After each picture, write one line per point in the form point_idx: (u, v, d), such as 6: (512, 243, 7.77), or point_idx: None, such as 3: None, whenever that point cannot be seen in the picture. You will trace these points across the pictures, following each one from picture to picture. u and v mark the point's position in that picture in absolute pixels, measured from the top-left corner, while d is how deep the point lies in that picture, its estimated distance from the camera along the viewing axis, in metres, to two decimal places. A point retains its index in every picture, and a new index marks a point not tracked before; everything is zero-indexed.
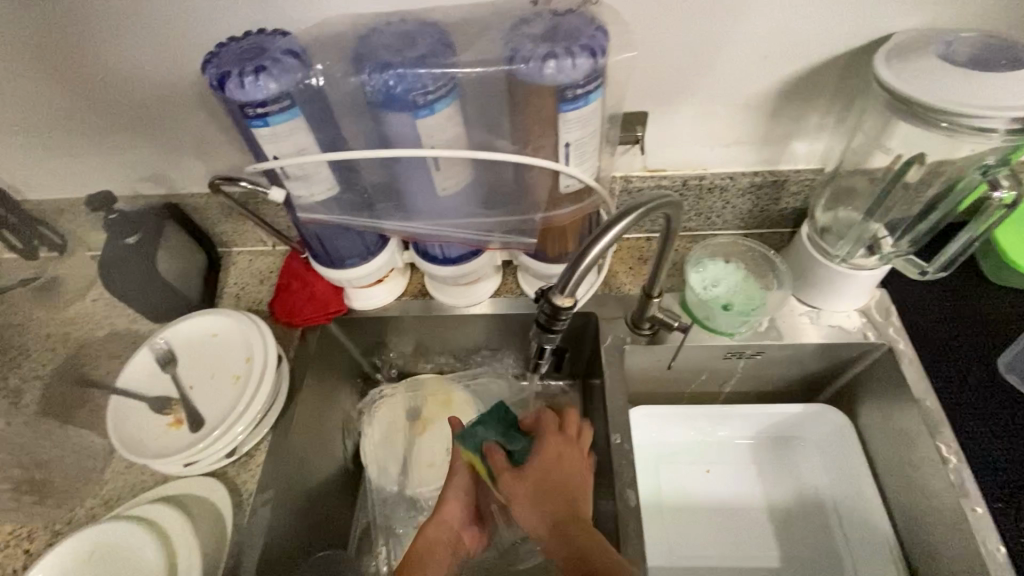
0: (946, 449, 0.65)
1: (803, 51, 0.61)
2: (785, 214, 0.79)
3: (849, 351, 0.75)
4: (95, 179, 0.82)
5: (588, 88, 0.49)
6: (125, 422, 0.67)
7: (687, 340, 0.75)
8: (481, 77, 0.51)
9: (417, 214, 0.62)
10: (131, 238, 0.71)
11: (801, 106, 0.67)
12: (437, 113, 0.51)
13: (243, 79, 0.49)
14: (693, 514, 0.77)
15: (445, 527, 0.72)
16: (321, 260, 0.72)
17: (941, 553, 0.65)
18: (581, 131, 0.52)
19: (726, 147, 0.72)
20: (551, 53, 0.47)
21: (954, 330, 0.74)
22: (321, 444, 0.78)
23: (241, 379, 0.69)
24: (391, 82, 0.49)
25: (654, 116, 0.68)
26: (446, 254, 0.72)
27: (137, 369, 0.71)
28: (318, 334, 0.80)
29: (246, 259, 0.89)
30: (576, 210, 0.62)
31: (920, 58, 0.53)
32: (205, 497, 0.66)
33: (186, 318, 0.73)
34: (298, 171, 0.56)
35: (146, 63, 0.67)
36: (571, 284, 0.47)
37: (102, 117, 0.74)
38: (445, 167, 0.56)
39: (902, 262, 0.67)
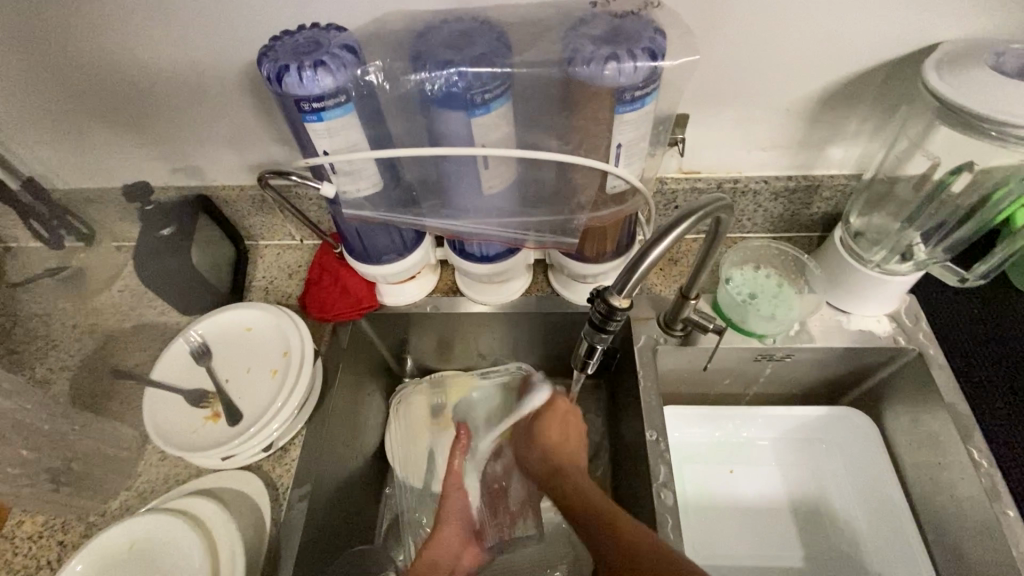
0: (978, 453, 0.66)
1: (849, 58, 0.61)
2: (815, 219, 0.80)
3: (878, 355, 0.75)
4: (125, 169, 0.81)
5: (646, 90, 0.49)
6: (160, 415, 0.66)
7: (721, 343, 0.75)
8: (539, 76, 0.52)
9: (460, 213, 0.62)
10: (165, 230, 0.70)
11: (842, 112, 0.67)
12: (491, 113, 0.51)
13: (302, 73, 0.48)
14: (719, 514, 0.78)
15: (449, 548, 0.73)
16: (356, 255, 0.71)
17: (970, 555, 0.66)
18: (635, 133, 0.52)
19: (764, 151, 0.72)
20: (614, 55, 0.47)
21: (979, 336, 0.75)
22: (350, 439, 0.78)
23: (278, 373, 0.69)
24: (450, 81, 0.49)
25: (695, 119, 0.69)
26: (483, 252, 0.72)
27: (172, 361, 0.70)
28: (349, 330, 0.80)
29: (273, 253, 0.88)
30: (613, 213, 0.63)
31: (970, 68, 0.54)
32: (240, 490, 0.66)
33: (220, 311, 0.73)
34: (347, 167, 0.56)
35: (186, 54, 0.66)
36: (629, 287, 0.48)
37: (136, 107, 0.73)
38: (494, 166, 0.56)
39: (941, 268, 0.69)
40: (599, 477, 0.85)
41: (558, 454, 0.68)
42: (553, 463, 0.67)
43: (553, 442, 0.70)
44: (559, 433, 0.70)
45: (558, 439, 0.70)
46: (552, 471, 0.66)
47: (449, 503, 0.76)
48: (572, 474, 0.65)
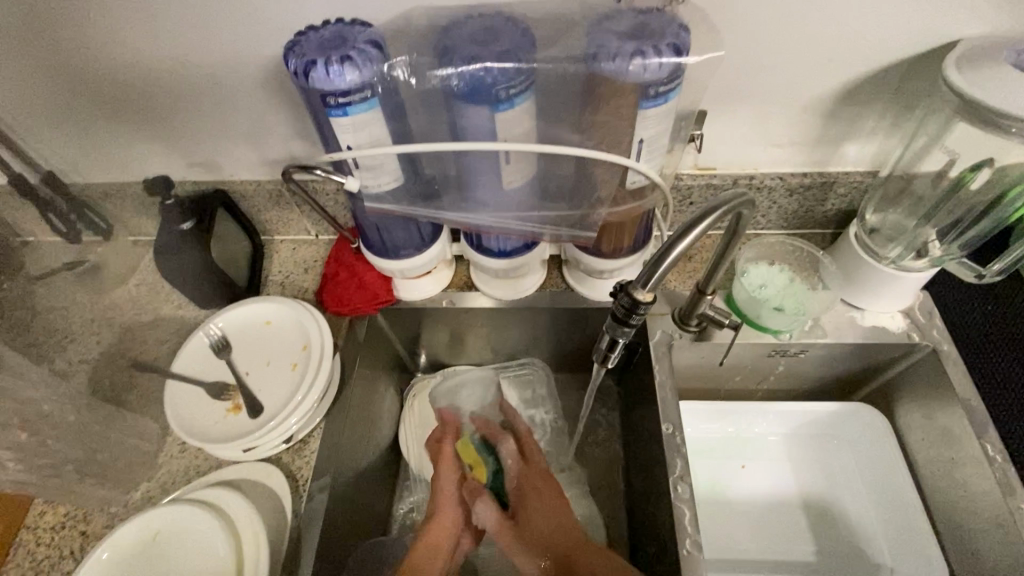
0: (992, 449, 0.66)
1: (869, 55, 0.61)
2: (829, 216, 0.80)
3: (892, 352, 0.76)
4: (144, 163, 0.82)
5: (670, 86, 0.49)
6: (182, 407, 0.67)
7: (737, 339, 0.75)
8: (563, 71, 0.52)
9: (480, 207, 0.62)
10: (185, 225, 0.70)
11: (860, 109, 0.67)
12: (516, 108, 0.51)
13: (328, 68, 0.49)
14: (732, 509, 0.78)
15: (445, 530, 0.72)
16: (374, 250, 0.72)
17: (985, 550, 0.66)
18: (657, 128, 0.53)
19: (780, 148, 0.73)
20: (640, 50, 0.48)
21: (993, 333, 0.75)
22: (366, 433, 0.79)
23: (298, 366, 0.70)
24: (474, 75, 0.49)
25: (713, 115, 0.69)
26: (501, 246, 0.73)
27: (193, 354, 0.71)
28: (366, 324, 0.80)
29: (288, 248, 0.89)
30: (630, 209, 0.63)
31: (990, 65, 0.54)
32: (260, 482, 0.67)
33: (240, 305, 0.74)
34: (370, 162, 0.56)
35: (208, 49, 0.66)
36: (653, 280, 0.48)
37: (156, 102, 0.73)
38: (515, 161, 0.56)
39: (958, 264, 0.69)
40: (612, 471, 0.85)
41: (554, 540, 0.71)
42: (558, 554, 0.70)
43: (548, 531, 0.72)
44: (546, 511, 0.74)
45: (547, 527, 0.72)
46: (559, 564, 0.70)
47: (443, 488, 0.74)
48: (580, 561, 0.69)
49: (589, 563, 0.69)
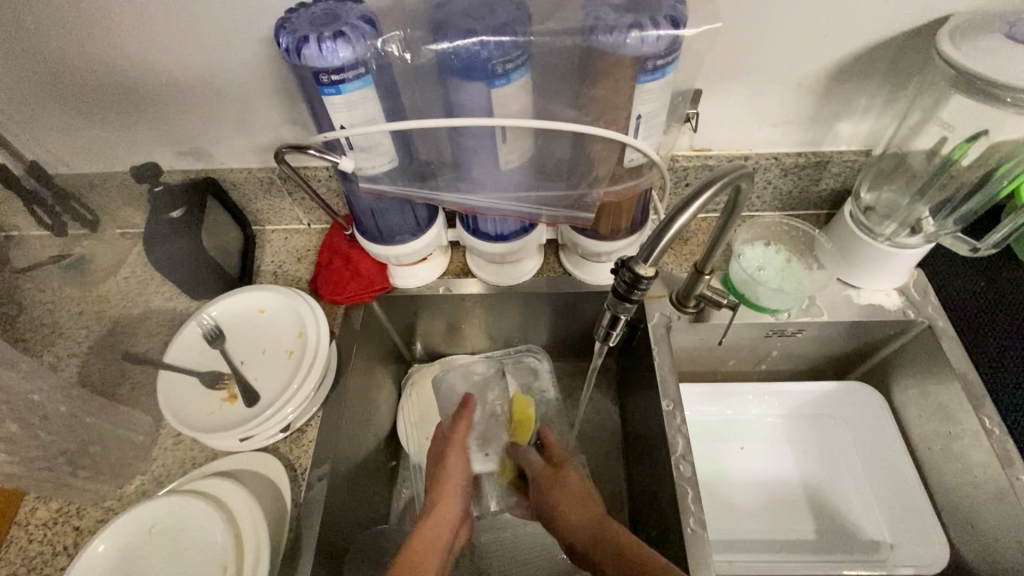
0: (989, 421, 0.66)
1: (863, 32, 0.61)
2: (823, 196, 0.80)
3: (887, 329, 0.76)
4: (129, 152, 0.79)
5: (668, 59, 0.49)
6: (176, 397, 0.66)
7: (735, 319, 0.75)
8: (557, 48, 0.52)
9: (476, 189, 0.62)
10: (174, 213, 0.68)
11: (853, 87, 0.67)
12: (512, 83, 0.51)
13: (321, 44, 0.48)
14: (731, 490, 0.78)
15: (440, 524, 0.68)
16: (369, 235, 0.71)
17: (983, 521, 0.66)
18: (654, 103, 0.53)
19: (774, 127, 0.73)
20: (636, 23, 0.48)
21: (987, 309, 0.76)
22: (364, 422, 0.78)
23: (294, 354, 0.69)
24: (469, 51, 0.49)
25: (707, 95, 0.69)
26: (498, 230, 0.72)
27: (186, 343, 0.70)
28: (362, 312, 0.79)
29: (281, 237, 0.88)
30: (627, 188, 0.63)
31: (984, 37, 0.54)
32: (259, 472, 0.66)
33: (235, 294, 0.73)
34: (365, 142, 0.55)
35: (191, 35, 0.65)
36: (655, 255, 0.48)
37: (138, 89, 0.71)
38: (512, 140, 0.56)
39: (953, 239, 0.69)
40: (611, 455, 0.85)
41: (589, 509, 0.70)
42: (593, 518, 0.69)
43: (577, 494, 0.72)
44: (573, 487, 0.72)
45: (581, 501, 0.71)
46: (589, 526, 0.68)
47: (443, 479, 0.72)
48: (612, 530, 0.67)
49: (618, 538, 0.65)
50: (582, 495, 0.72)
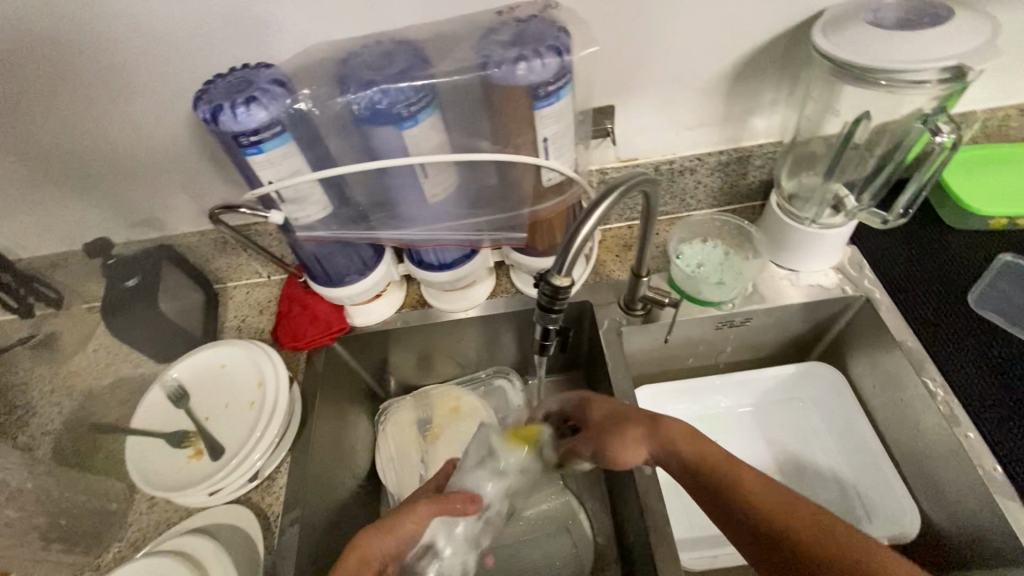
0: (933, 384, 0.68)
1: (750, 34, 0.65)
2: (754, 188, 0.84)
3: (831, 307, 0.79)
4: (87, 228, 0.83)
5: (559, 84, 0.53)
6: (145, 461, 0.68)
7: (679, 316, 0.78)
8: (458, 86, 0.55)
9: (410, 222, 0.65)
10: (130, 281, 0.73)
11: (756, 84, 0.71)
12: (421, 124, 0.54)
13: (235, 110, 0.51)
14: None
15: None
16: (319, 280, 0.74)
17: (944, 483, 0.67)
18: (557, 126, 0.56)
19: (691, 131, 0.76)
20: (522, 56, 0.52)
21: (925, 274, 0.77)
22: (338, 463, 0.80)
23: (256, 404, 0.71)
24: (375, 99, 0.53)
25: (621, 109, 0.73)
26: (441, 259, 0.75)
27: (151, 407, 0.72)
28: (324, 356, 0.81)
29: (243, 292, 0.90)
30: (557, 203, 0.66)
31: (852, 27, 0.57)
32: (233, 524, 0.67)
33: (195, 351, 0.74)
34: (294, 194, 0.59)
35: (130, 113, 0.69)
36: (567, 265, 0.51)
37: (87, 170, 0.75)
38: (432, 174, 0.59)
39: (867, 214, 0.71)
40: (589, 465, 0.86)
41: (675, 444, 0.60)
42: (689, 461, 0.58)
43: (655, 438, 0.61)
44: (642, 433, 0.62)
45: (673, 433, 0.60)
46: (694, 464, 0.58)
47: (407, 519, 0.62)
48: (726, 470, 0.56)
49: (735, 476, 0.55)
50: (697, 446, 0.59)
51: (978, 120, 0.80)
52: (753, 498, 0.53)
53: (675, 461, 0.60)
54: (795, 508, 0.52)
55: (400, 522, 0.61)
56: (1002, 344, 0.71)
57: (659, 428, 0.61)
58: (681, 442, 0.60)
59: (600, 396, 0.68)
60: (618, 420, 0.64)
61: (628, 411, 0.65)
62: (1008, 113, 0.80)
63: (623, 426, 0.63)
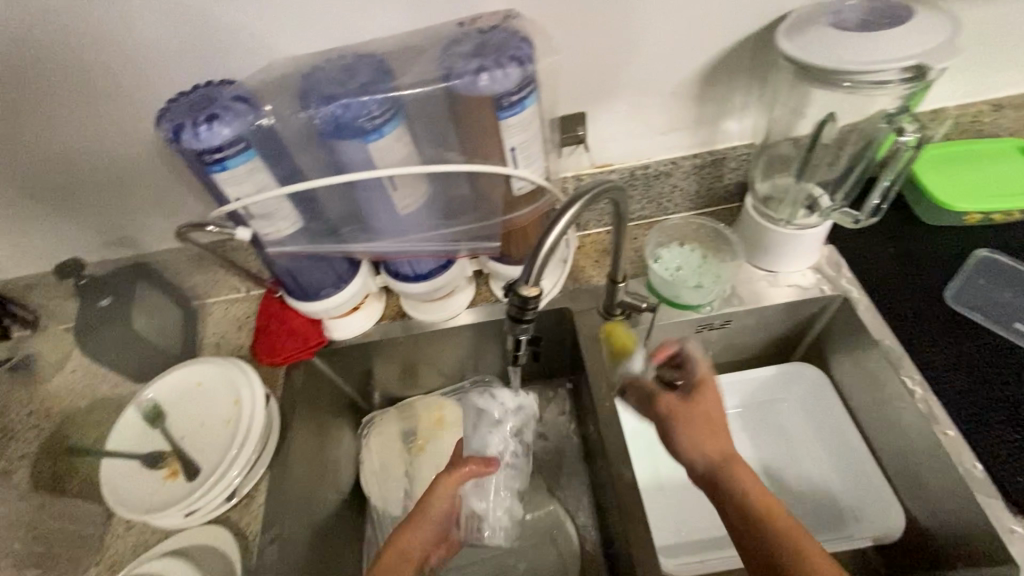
0: (911, 382, 0.68)
1: (716, 39, 0.65)
2: (730, 190, 0.84)
3: (810, 307, 0.79)
4: (60, 249, 0.82)
5: (522, 94, 0.53)
6: (120, 484, 0.67)
7: (658, 320, 0.78)
8: (422, 97, 0.55)
9: (382, 234, 0.65)
10: (104, 300, 0.73)
11: (725, 88, 0.71)
12: (386, 136, 0.54)
13: (197, 128, 0.51)
14: (694, 488, 0.78)
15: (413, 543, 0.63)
16: (296, 295, 0.74)
17: (926, 481, 0.67)
18: (524, 134, 0.56)
19: (664, 135, 0.76)
20: (483, 67, 0.52)
21: (902, 271, 0.77)
22: (320, 478, 0.79)
23: (232, 422, 0.70)
24: (338, 113, 0.53)
25: (593, 116, 0.73)
26: (416, 270, 0.74)
27: (126, 428, 0.71)
28: (303, 371, 0.81)
29: (222, 308, 0.89)
30: (532, 210, 0.66)
31: (814, 29, 0.58)
32: (210, 545, 0.67)
33: (170, 370, 0.74)
34: (262, 210, 0.58)
35: (97, 132, 0.68)
36: (534, 275, 0.50)
37: (57, 190, 0.74)
38: (401, 186, 0.59)
39: (840, 214, 0.71)
40: (574, 472, 0.85)
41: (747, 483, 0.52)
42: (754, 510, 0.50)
43: (731, 463, 0.53)
44: (720, 448, 0.54)
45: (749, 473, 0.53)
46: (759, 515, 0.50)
47: (436, 500, 0.65)
48: (795, 537, 0.48)
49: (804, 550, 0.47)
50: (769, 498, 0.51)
51: (950, 117, 0.81)
52: (810, 572, 0.46)
53: (733, 499, 0.51)
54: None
55: (430, 506, 0.64)
56: (979, 339, 0.71)
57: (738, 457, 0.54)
58: (760, 489, 0.51)
59: (714, 382, 0.60)
60: (714, 421, 0.56)
61: (717, 421, 0.56)
62: (979, 109, 0.80)
63: (710, 429, 0.56)
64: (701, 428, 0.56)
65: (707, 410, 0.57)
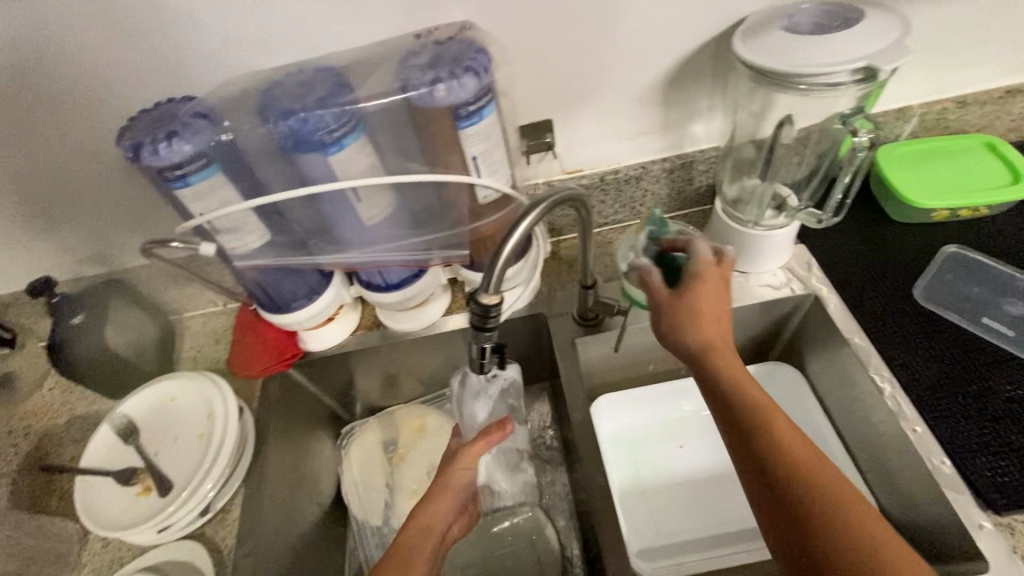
0: (880, 379, 0.69)
1: (676, 44, 0.66)
2: (702, 192, 0.84)
3: (783, 307, 0.79)
4: (34, 268, 0.82)
5: (479, 104, 0.54)
6: (95, 501, 0.67)
7: (630, 324, 0.79)
8: (382, 109, 0.56)
9: (350, 245, 0.65)
10: (76, 317, 0.73)
11: (689, 92, 0.72)
12: (346, 148, 0.55)
13: (156, 146, 0.51)
14: (673, 490, 0.78)
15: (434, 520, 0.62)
16: (267, 307, 0.74)
17: (896, 477, 0.67)
18: (484, 143, 0.57)
19: (632, 139, 0.77)
20: (439, 78, 0.53)
21: (873, 269, 0.78)
22: (298, 490, 0.79)
23: (205, 436, 0.70)
24: (296, 126, 0.53)
25: (559, 122, 0.73)
26: (387, 280, 0.75)
27: (102, 444, 0.71)
28: (279, 383, 0.81)
29: (199, 322, 0.89)
30: (500, 218, 0.67)
31: (768, 34, 0.59)
32: (186, 560, 0.67)
33: (145, 386, 0.74)
34: (227, 225, 0.59)
35: (64, 151, 0.69)
36: (494, 283, 0.51)
37: (27, 210, 0.74)
38: (365, 197, 0.59)
39: (805, 214, 0.72)
40: (554, 477, 0.85)
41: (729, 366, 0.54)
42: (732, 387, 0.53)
43: (718, 347, 0.55)
44: (712, 335, 0.56)
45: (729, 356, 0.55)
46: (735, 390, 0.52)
47: (458, 473, 0.64)
48: (769, 414, 0.51)
49: (774, 422, 0.50)
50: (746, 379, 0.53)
51: (915, 115, 0.82)
52: (775, 443, 0.49)
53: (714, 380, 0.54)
54: (826, 480, 0.46)
55: (452, 477, 0.64)
56: (948, 334, 0.71)
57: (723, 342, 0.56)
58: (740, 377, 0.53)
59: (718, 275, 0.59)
60: (710, 309, 0.57)
61: (712, 307, 0.57)
62: (944, 106, 0.81)
63: (702, 313, 0.57)
64: (694, 315, 0.57)
65: (703, 295, 0.57)
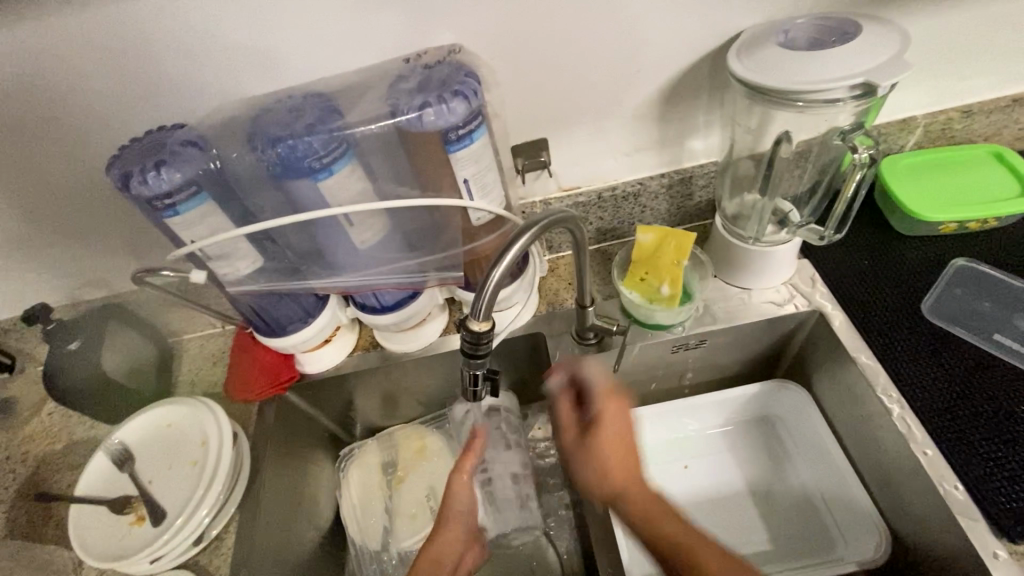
0: (888, 399, 0.67)
1: (670, 62, 0.66)
2: (701, 207, 0.83)
3: (787, 323, 0.77)
4: (32, 293, 0.82)
5: (469, 128, 0.54)
6: (87, 531, 0.67)
7: (631, 342, 0.77)
8: (373, 134, 0.56)
9: (342, 269, 0.64)
10: (72, 343, 0.73)
11: (686, 109, 0.71)
12: (336, 174, 0.54)
13: (146, 175, 0.51)
14: (679, 513, 0.76)
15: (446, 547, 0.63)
16: (263, 330, 0.73)
17: (909, 501, 0.65)
18: (475, 166, 0.56)
19: (629, 156, 0.76)
20: (427, 103, 0.52)
21: (879, 284, 0.76)
22: (295, 515, 0.77)
23: (198, 463, 0.70)
24: (285, 154, 0.53)
25: (554, 141, 0.73)
26: (381, 301, 0.74)
27: (96, 472, 0.71)
28: (276, 406, 0.80)
29: (197, 345, 0.89)
30: (497, 238, 0.66)
31: (763, 49, 0.58)
32: None
33: (140, 413, 0.74)
34: (218, 251, 0.58)
35: (58, 180, 0.69)
36: (484, 309, 0.49)
37: (24, 237, 0.75)
38: (357, 222, 0.59)
39: (806, 231, 0.70)
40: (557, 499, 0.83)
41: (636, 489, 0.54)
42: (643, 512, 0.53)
43: (622, 469, 0.55)
44: (617, 456, 0.55)
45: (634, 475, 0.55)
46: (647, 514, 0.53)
47: (457, 499, 0.65)
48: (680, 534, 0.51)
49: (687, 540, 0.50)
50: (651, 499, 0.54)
51: (919, 126, 0.80)
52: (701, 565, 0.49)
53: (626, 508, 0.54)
54: None
55: (452, 506, 0.65)
56: (958, 352, 0.69)
57: (631, 463, 0.56)
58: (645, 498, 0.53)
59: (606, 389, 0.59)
60: (606, 431, 0.57)
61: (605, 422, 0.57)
62: (949, 116, 0.79)
63: (597, 439, 0.56)
64: (591, 446, 0.56)
65: (597, 423, 0.57)
